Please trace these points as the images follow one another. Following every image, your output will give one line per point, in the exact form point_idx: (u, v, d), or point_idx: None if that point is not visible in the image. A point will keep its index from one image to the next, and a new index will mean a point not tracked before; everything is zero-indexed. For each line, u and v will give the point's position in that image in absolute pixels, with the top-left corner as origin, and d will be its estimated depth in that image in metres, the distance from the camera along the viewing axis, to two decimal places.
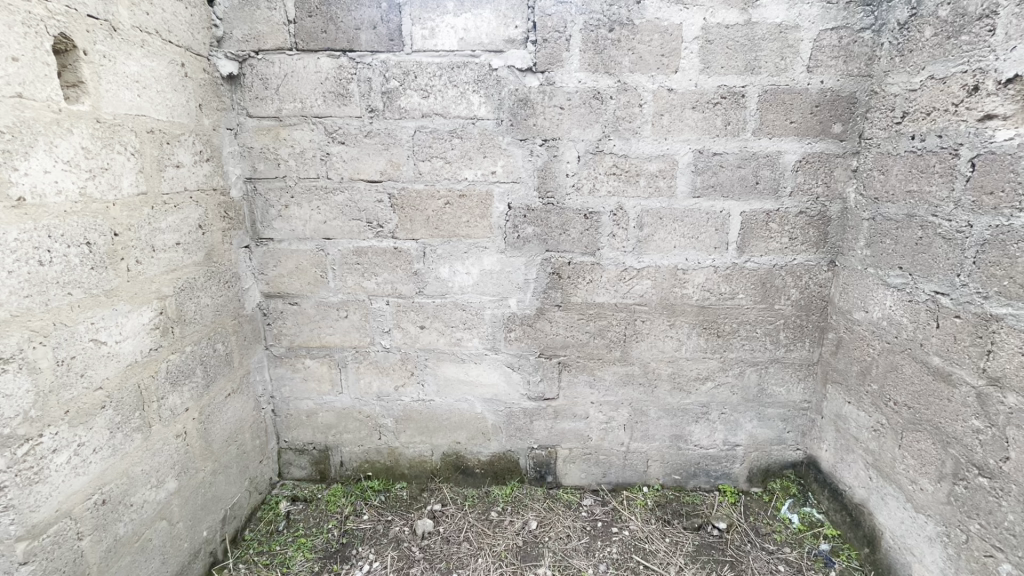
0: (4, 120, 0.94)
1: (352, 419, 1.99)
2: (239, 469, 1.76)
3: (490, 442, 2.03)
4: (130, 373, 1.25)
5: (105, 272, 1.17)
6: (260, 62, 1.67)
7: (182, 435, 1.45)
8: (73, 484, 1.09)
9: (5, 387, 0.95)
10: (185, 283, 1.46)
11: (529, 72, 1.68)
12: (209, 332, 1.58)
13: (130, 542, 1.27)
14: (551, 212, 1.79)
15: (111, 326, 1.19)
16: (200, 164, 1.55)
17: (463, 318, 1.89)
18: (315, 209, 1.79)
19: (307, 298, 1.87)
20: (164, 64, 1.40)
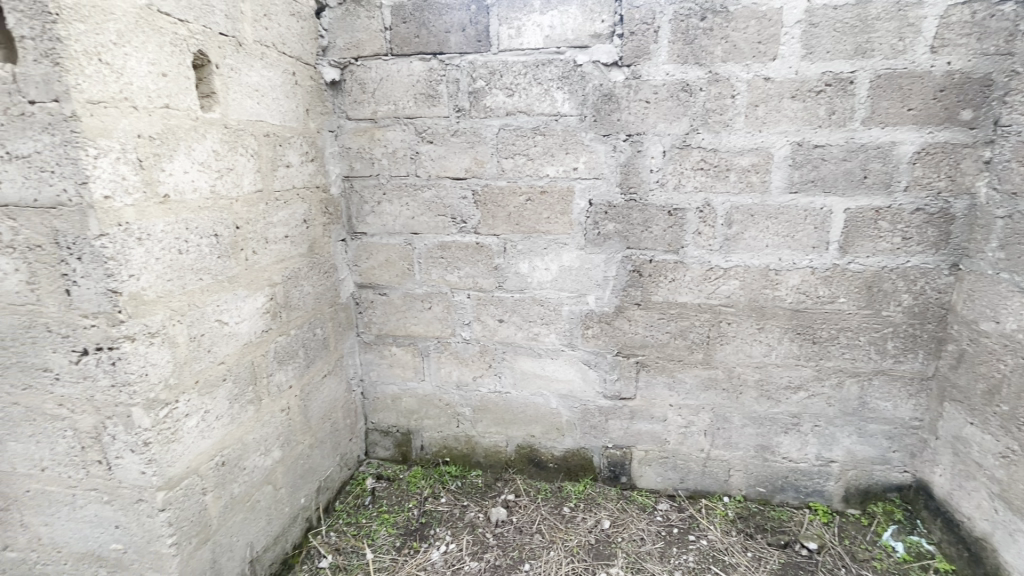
0: (155, 127, 1.09)
1: (432, 406, 2.09)
2: (332, 445, 1.91)
3: (565, 438, 2.04)
4: (246, 351, 1.40)
5: (228, 260, 1.32)
6: (359, 68, 1.80)
7: (286, 410, 1.60)
8: (200, 445, 1.25)
9: (152, 358, 1.11)
10: (291, 272, 1.61)
11: (614, 67, 1.66)
12: (310, 318, 1.73)
13: (243, 501, 1.42)
14: (633, 209, 1.76)
15: (232, 309, 1.35)
16: (306, 164, 1.70)
17: (541, 313, 1.91)
18: (404, 206, 1.89)
19: (395, 289, 1.98)
20: (278, 74, 1.54)
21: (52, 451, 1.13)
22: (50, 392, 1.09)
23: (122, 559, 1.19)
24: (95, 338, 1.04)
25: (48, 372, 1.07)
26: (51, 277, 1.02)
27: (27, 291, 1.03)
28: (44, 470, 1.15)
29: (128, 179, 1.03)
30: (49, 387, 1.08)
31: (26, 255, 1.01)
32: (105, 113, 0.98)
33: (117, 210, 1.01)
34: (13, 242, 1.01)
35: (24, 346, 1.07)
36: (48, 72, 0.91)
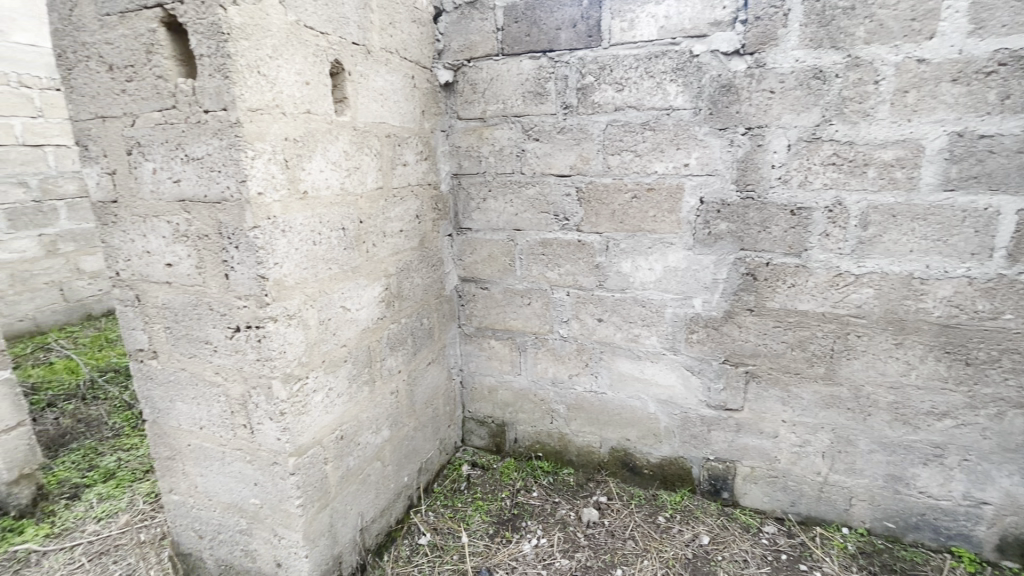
0: (300, 131, 1.22)
1: (528, 400, 2.12)
2: (433, 429, 2.01)
3: (662, 445, 1.96)
4: (364, 336, 1.52)
5: (353, 252, 1.44)
6: (471, 69, 1.86)
7: (395, 393, 1.71)
8: (324, 418, 1.38)
9: (289, 337, 1.23)
10: (404, 264, 1.72)
11: (735, 55, 1.55)
12: (419, 308, 1.84)
13: (356, 473, 1.54)
14: (750, 208, 1.64)
15: (354, 297, 1.46)
16: (420, 162, 1.80)
17: (642, 314, 1.86)
18: (509, 203, 1.92)
19: (496, 283, 2.03)
20: (400, 78, 1.65)
21: (209, 413, 1.31)
22: (209, 361, 1.26)
23: (259, 513, 1.35)
24: (247, 318, 1.18)
25: (209, 345, 1.25)
26: (215, 262, 1.17)
27: (196, 274, 1.20)
28: (202, 427, 1.34)
29: (276, 177, 1.16)
30: (209, 357, 1.26)
31: (197, 242, 1.18)
32: (261, 119, 1.11)
33: (267, 205, 1.14)
34: (188, 232, 1.18)
35: (192, 321, 1.25)
36: (219, 85, 1.05)
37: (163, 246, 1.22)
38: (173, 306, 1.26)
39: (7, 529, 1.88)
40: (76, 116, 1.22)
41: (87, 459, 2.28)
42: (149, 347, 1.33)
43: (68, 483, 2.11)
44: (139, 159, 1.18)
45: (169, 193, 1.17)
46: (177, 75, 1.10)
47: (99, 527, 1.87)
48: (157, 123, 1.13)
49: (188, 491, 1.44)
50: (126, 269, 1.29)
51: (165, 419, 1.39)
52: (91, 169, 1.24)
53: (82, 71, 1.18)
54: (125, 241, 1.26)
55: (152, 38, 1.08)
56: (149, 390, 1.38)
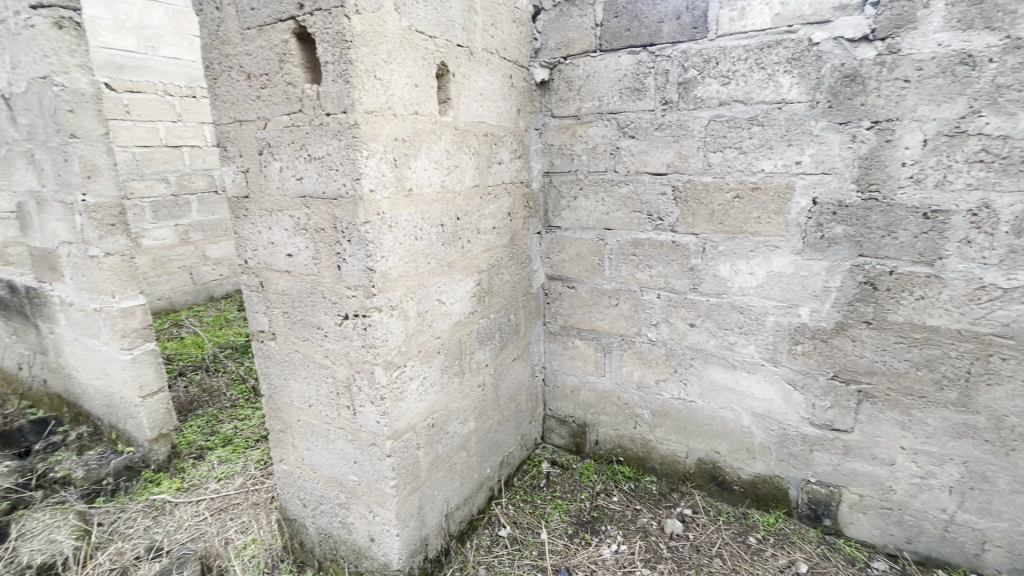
0: (408, 131, 1.28)
1: (611, 403, 2.08)
2: (515, 424, 2.03)
3: (756, 461, 1.85)
4: (457, 329, 1.57)
5: (450, 247, 1.49)
6: (568, 66, 1.85)
7: (482, 386, 1.75)
8: (419, 406, 1.44)
9: (390, 327, 1.30)
10: (495, 261, 1.75)
11: (863, 42, 1.41)
12: (507, 304, 1.86)
13: (444, 461, 1.59)
14: (873, 210, 1.48)
15: (449, 291, 1.52)
16: (514, 160, 1.82)
17: (740, 321, 1.75)
18: (600, 201, 1.90)
19: (584, 283, 2.01)
20: (499, 78, 1.68)
21: (318, 392, 1.42)
22: (320, 345, 1.37)
23: (358, 489, 1.45)
24: (355, 307, 1.26)
25: (321, 330, 1.35)
26: (329, 254, 1.27)
27: (313, 264, 1.31)
28: (311, 405, 1.46)
29: (386, 176, 1.23)
30: (320, 342, 1.36)
31: (314, 235, 1.28)
32: (375, 121, 1.17)
33: (378, 202, 1.21)
34: (307, 225, 1.28)
35: (307, 307, 1.36)
36: (341, 89, 1.12)
37: (285, 238, 1.34)
38: (291, 293, 1.38)
39: (148, 480, 2.17)
40: (218, 121, 1.37)
41: (210, 424, 2.57)
42: (269, 329, 1.47)
43: (195, 444, 2.40)
44: (269, 159, 1.30)
45: (293, 190, 1.28)
46: (304, 82, 1.20)
47: (219, 486, 2.10)
48: (285, 126, 1.24)
49: (296, 462, 1.58)
50: (253, 258, 1.43)
51: (279, 395, 1.53)
52: (228, 168, 1.39)
53: (225, 81, 1.32)
54: (253, 233, 1.40)
55: (285, 49, 1.19)
56: (266, 368, 1.52)
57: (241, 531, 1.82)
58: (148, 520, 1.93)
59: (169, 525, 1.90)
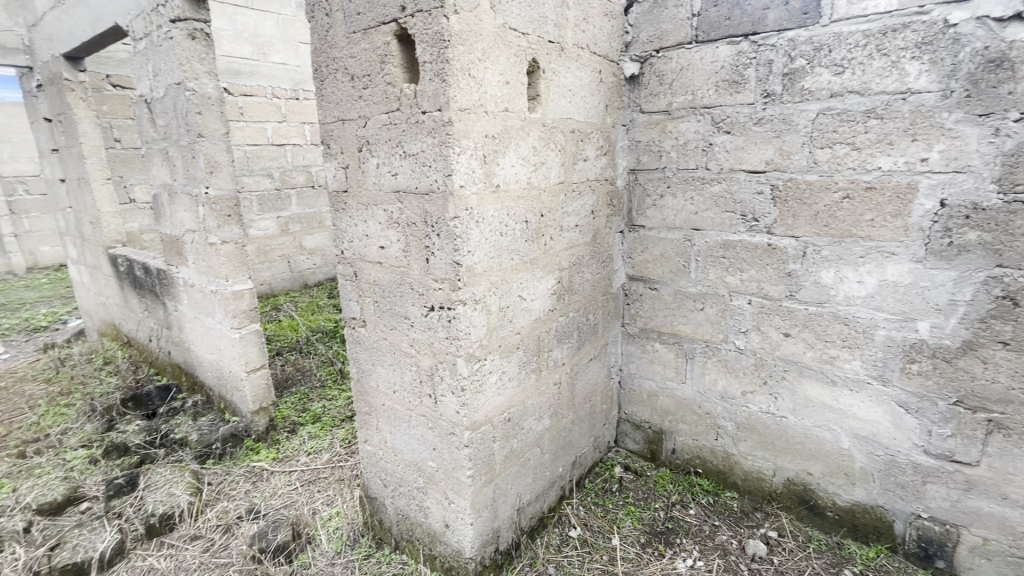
0: (498, 129, 1.29)
1: (690, 411, 1.99)
2: (589, 424, 2.01)
3: (855, 487, 1.68)
4: (536, 325, 1.57)
5: (533, 244, 1.50)
6: (660, 59, 1.78)
7: (558, 384, 1.74)
8: (497, 399, 1.46)
9: (473, 321, 1.33)
10: (577, 259, 1.73)
11: (1015, 21, 1.23)
12: (586, 303, 1.84)
13: (518, 456, 1.60)
14: (1017, 215, 1.29)
15: (531, 288, 1.52)
16: (600, 157, 1.78)
17: (843, 334, 1.60)
18: (689, 200, 1.81)
19: (667, 285, 1.94)
20: (588, 73, 1.65)
21: (402, 379, 1.49)
22: (406, 334, 1.43)
23: (435, 475, 1.50)
24: (441, 299, 1.30)
25: (408, 321, 1.41)
26: (419, 247, 1.32)
27: (403, 256, 1.36)
28: (395, 391, 1.53)
29: (476, 172, 1.25)
30: (407, 331, 1.42)
31: (406, 228, 1.33)
32: (468, 118, 1.20)
33: (467, 197, 1.23)
34: (399, 219, 1.34)
35: (396, 297, 1.42)
36: (437, 87, 1.16)
37: (379, 231, 1.41)
38: (382, 283, 1.45)
39: (249, 448, 2.39)
40: (323, 120, 1.46)
41: (302, 402, 2.79)
42: (360, 316, 1.56)
43: (289, 419, 2.61)
44: (367, 156, 1.37)
45: (387, 185, 1.34)
46: (403, 81, 1.25)
47: (309, 460, 2.27)
48: (383, 124, 1.30)
49: (379, 444, 1.66)
50: (349, 249, 1.52)
51: (366, 379, 1.61)
52: (330, 164, 1.49)
53: (331, 82, 1.40)
54: (350, 225, 1.49)
55: (386, 51, 1.24)
56: (356, 353, 1.61)
57: (327, 504, 1.95)
58: (248, 484, 2.13)
59: (266, 491, 2.08)
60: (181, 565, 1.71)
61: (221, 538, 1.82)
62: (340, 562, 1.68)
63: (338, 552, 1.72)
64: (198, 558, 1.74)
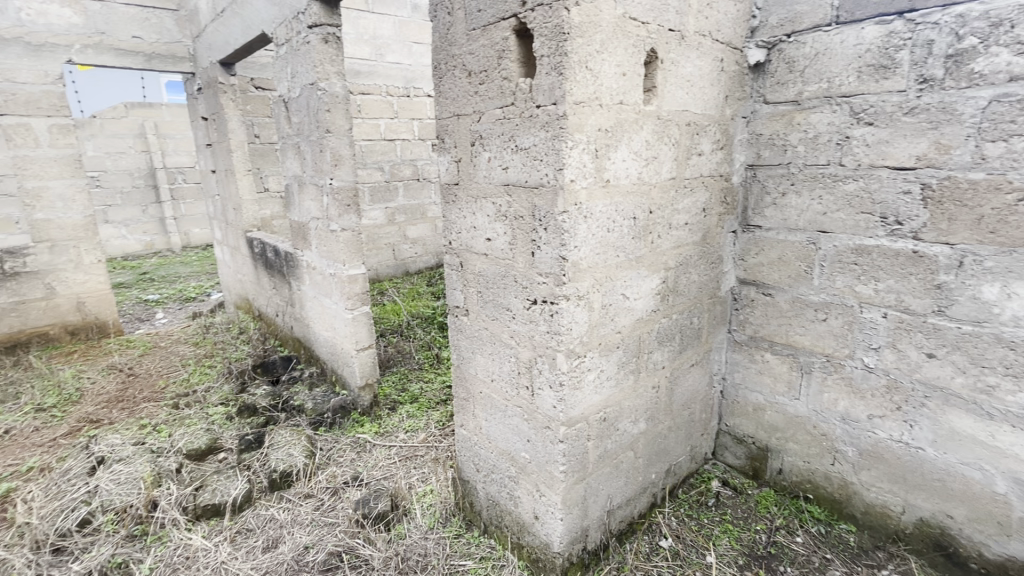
0: (611, 122, 1.26)
1: (803, 430, 1.82)
2: (686, 433, 1.91)
3: (1010, 539, 1.44)
4: (638, 326, 1.52)
5: (640, 242, 1.45)
6: (791, 45, 1.63)
7: (657, 388, 1.68)
8: (594, 397, 1.43)
9: (575, 317, 1.31)
10: (684, 258, 1.64)
11: None
12: (692, 305, 1.74)
13: (612, 457, 1.57)
14: None
15: (635, 287, 1.47)
16: (716, 151, 1.68)
17: (1007, 360, 1.37)
18: (816, 199, 1.65)
19: (784, 291, 1.78)
20: (709, 62, 1.55)
21: (501, 369, 1.52)
22: (507, 325, 1.45)
23: (527, 466, 1.52)
24: (544, 293, 1.31)
25: (510, 313, 1.44)
26: (525, 240, 1.33)
27: (509, 249, 1.39)
28: (493, 380, 1.56)
29: (587, 166, 1.23)
30: (508, 323, 1.45)
31: (513, 222, 1.35)
32: (582, 111, 1.18)
33: (576, 192, 1.22)
34: (507, 212, 1.36)
35: (500, 289, 1.45)
36: (554, 81, 1.15)
37: (487, 224, 1.44)
38: (487, 274, 1.48)
39: (355, 420, 2.60)
40: (439, 115, 1.53)
41: (402, 382, 2.97)
42: (463, 305, 1.61)
43: (390, 396, 2.80)
44: (479, 150, 1.41)
45: (498, 179, 1.37)
46: (519, 76, 1.26)
47: (407, 437, 2.41)
48: (496, 119, 1.33)
49: (474, 430, 1.71)
50: (456, 240, 1.57)
51: (465, 367, 1.67)
52: (444, 158, 1.55)
53: (449, 79, 1.46)
54: (459, 217, 1.54)
55: (504, 46, 1.26)
56: (457, 340, 1.67)
57: (422, 480, 2.06)
58: (354, 454, 2.31)
59: (369, 461, 2.24)
60: (296, 518, 1.90)
61: (329, 499, 2.00)
62: (433, 537, 1.76)
63: (430, 528, 1.81)
64: (311, 514, 1.92)
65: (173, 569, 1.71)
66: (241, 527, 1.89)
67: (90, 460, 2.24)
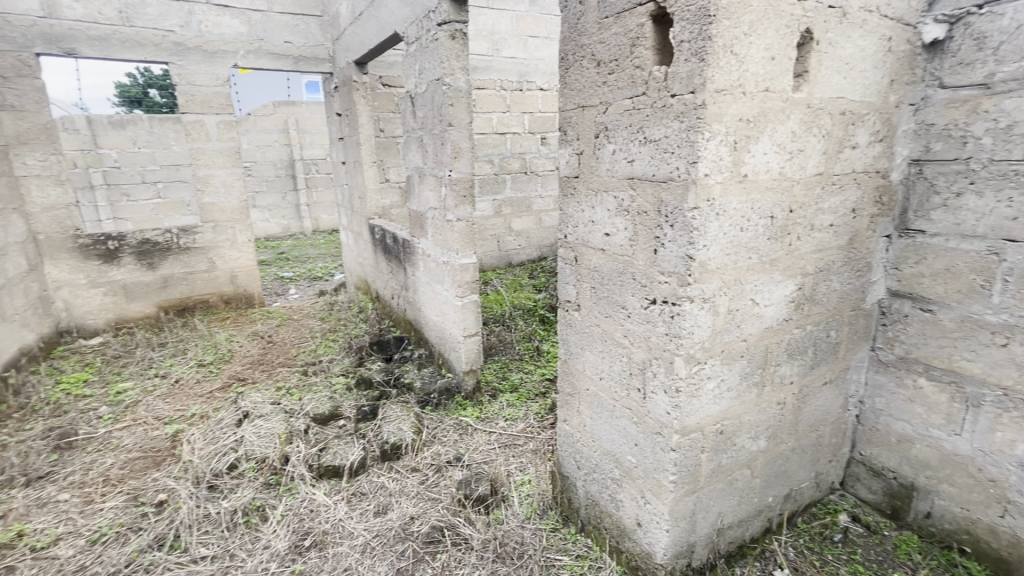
0: (754, 111, 1.15)
1: (964, 473, 1.54)
2: (812, 457, 1.73)
3: None
4: (766, 335, 1.39)
5: (776, 243, 1.32)
6: (983, 17, 1.37)
7: (782, 404, 1.53)
8: (712, 408, 1.34)
9: (698, 320, 1.23)
10: (826, 264, 1.47)
11: None
12: (830, 317, 1.56)
13: (726, 473, 1.46)
14: None
15: (766, 292, 1.35)
16: (874, 144, 1.47)
17: None
18: (1004, 202, 1.37)
19: (949, 307, 1.52)
20: (874, 42, 1.36)
21: (611, 368, 1.48)
22: (621, 324, 1.41)
23: (633, 471, 1.47)
24: (665, 293, 1.25)
25: (625, 311, 1.39)
26: (648, 237, 1.28)
27: (629, 245, 1.34)
28: (602, 378, 1.53)
29: (723, 159, 1.14)
30: (623, 321, 1.41)
31: (636, 217, 1.30)
32: (723, 99, 1.09)
33: (710, 187, 1.14)
34: (630, 207, 1.31)
35: (616, 286, 1.41)
36: (693, 68, 1.08)
37: (606, 218, 1.40)
38: (603, 270, 1.45)
39: (458, 403, 2.71)
40: (564, 107, 1.51)
41: (503, 370, 3.04)
42: (574, 300, 1.59)
43: (492, 383, 2.88)
44: (604, 142, 1.37)
45: (622, 172, 1.32)
46: (653, 64, 1.20)
47: (506, 425, 2.46)
48: (625, 109, 1.28)
49: (577, 426, 1.69)
50: (572, 234, 1.55)
51: (572, 363, 1.65)
52: (565, 150, 1.53)
53: (576, 69, 1.43)
54: (578, 211, 1.51)
55: (639, 32, 1.21)
56: (566, 335, 1.65)
57: (520, 469, 2.09)
58: (456, 435, 2.41)
59: (470, 444, 2.32)
60: (403, 489, 2.04)
61: (434, 476, 2.11)
62: (530, 527, 1.78)
63: (528, 517, 1.84)
64: (416, 488, 2.04)
65: (300, 518, 1.91)
66: (356, 489, 2.06)
67: (237, 413, 2.58)
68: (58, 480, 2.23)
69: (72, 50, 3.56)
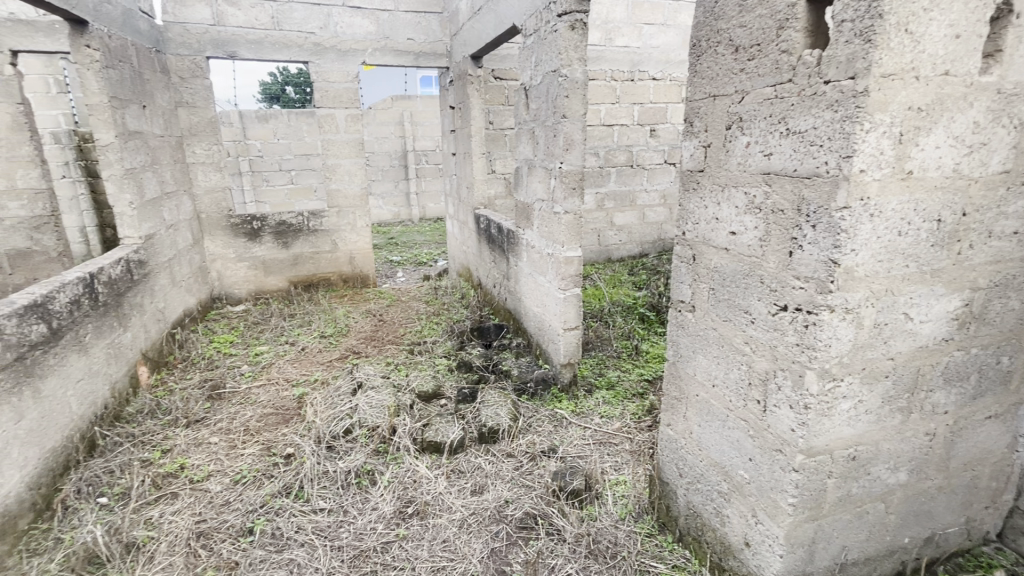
0: (927, 99, 1.01)
1: None
2: (964, 500, 1.49)
3: None
4: (918, 355, 1.22)
5: (942, 250, 1.14)
6: None
7: (931, 436, 1.34)
8: (845, 430, 1.21)
9: (837, 332, 1.11)
10: (1003, 278, 1.25)
11: None
12: (1003, 341, 1.33)
13: (855, 503, 1.32)
14: None
15: (923, 306, 1.18)
16: None
17: None
18: None
19: None
20: None
21: (727, 375, 1.39)
22: (743, 330, 1.32)
23: (744, 486, 1.38)
24: (800, 300, 1.14)
25: (748, 316, 1.30)
26: (782, 238, 1.18)
27: (758, 246, 1.24)
28: (715, 385, 1.44)
29: (885, 153, 1.01)
30: (744, 327, 1.32)
31: (769, 216, 1.20)
32: (890, 86, 0.97)
33: (865, 184, 1.02)
34: (763, 205, 1.22)
35: (739, 289, 1.32)
36: (856, 51, 0.96)
37: (733, 216, 1.31)
38: (724, 271, 1.36)
39: (554, 395, 2.72)
40: (692, 96, 1.43)
41: (599, 367, 3.00)
42: (689, 301, 1.51)
43: (588, 379, 2.85)
44: (737, 134, 1.28)
45: (756, 166, 1.23)
46: (803, 48, 1.10)
47: (601, 422, 2.43)
48: (766, 98, 1.19)
49: (682, 432, 1.62)
50: (692, 231, 1.47)
51: (682, 366, 1.58)
52: (689, 142, 1.45)
53: (709, 56, 1.35)
54: (700, 207, 1.43)
55: (788, 14, 1.11)
56: (677, 336, 1.58)
57: (615, 469, 2.06)
58: (551, 426, 2.43)
59: (564, 437, 2.33)
60: (499, 473, 2.10)
61: (528, 464, 2.15)
62: (624, 528, 1.75)
63: (622, 518, 1.80)
64: (511, 473, 2.09)
65: (404, 486, 2.05)
66: (455, 467, 2.17)
67: (353, 383, 2.82)
68: (210, 424, 2.61)
69: (233, 53, 4.07)
